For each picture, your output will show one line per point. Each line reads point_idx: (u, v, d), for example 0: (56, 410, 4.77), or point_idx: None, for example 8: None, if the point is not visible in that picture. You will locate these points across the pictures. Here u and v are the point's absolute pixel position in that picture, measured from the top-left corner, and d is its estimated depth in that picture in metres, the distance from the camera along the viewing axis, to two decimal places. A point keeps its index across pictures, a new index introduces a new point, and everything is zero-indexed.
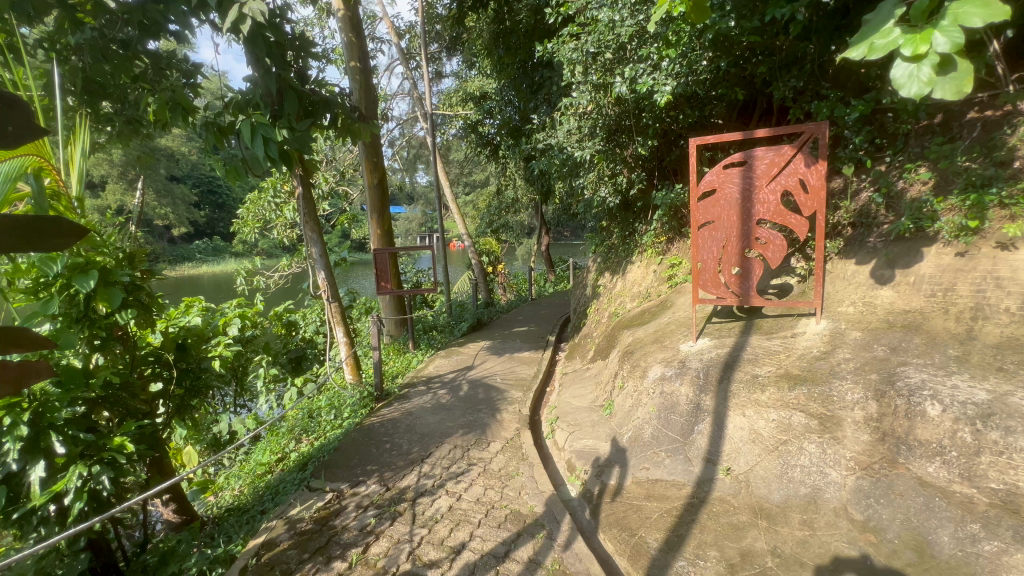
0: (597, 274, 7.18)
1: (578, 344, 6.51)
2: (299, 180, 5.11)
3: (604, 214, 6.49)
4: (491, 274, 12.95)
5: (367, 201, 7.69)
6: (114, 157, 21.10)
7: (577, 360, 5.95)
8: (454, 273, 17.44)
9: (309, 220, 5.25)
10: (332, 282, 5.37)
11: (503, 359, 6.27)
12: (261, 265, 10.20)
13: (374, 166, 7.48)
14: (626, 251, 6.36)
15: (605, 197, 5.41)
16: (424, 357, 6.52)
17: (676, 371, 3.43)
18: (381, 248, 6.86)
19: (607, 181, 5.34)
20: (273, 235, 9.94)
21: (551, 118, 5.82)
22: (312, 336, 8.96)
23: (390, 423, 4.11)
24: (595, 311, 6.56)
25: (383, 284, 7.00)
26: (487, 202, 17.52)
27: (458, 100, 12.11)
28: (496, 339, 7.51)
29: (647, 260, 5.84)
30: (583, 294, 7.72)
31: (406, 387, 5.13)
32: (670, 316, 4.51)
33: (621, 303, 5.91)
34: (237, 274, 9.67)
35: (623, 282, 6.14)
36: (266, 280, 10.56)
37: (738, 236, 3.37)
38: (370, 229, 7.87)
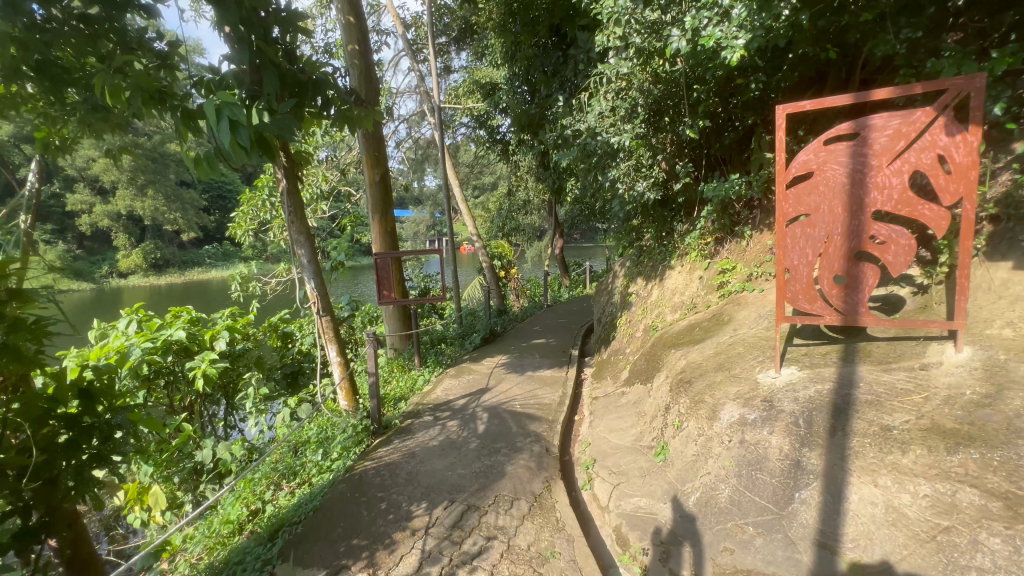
0: (625, 280, 6.37)
1: (607, 361, 5.70)
2: (283, 173, 4.33)
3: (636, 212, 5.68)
4: (503, 279, 12.19)
5: (368, 200, 6.93)
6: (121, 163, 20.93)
7: (609, 381, 5.15)
8: (464, 277, 16.73)
9: (298, 218, 4.46)
10: (324, 292, 4.58)
11: (522, 379, 5.49)
12: (258, 271, 9.52)
13: (376, 161, 6.74)
14: (664, 255, 5.54)
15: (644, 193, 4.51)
16: (431, 377, 5.75)
17: (761, 415, 2.59)
18: (382, 251, 6.10)
19: (640, 172, 4.51)
20: (271, 239, 9.27)
21: (578, 98, 5.01)
22: (309, 349, 8.22)
23: (388, 470, 3.32)
24: (626, 323, 5.75)
25: (385, 293, 6.23)
26: (498, 203, 16.80)
27: (466, 92, 11.38)
28: (512, 353, 6.73)
29: (690, 265, 5.03)
30: (609, 302, 6.91)
31: (410, 416, 4.35)
32: (731, 334, 3.68)
33: (660, 316, 5.09)
34: (232, 280, 9.00)
35: (660, 290, 5.33)
36: (263, 286, 9.88)
37: (844, 234, 2.54)
38: (371, 231, 7.11)
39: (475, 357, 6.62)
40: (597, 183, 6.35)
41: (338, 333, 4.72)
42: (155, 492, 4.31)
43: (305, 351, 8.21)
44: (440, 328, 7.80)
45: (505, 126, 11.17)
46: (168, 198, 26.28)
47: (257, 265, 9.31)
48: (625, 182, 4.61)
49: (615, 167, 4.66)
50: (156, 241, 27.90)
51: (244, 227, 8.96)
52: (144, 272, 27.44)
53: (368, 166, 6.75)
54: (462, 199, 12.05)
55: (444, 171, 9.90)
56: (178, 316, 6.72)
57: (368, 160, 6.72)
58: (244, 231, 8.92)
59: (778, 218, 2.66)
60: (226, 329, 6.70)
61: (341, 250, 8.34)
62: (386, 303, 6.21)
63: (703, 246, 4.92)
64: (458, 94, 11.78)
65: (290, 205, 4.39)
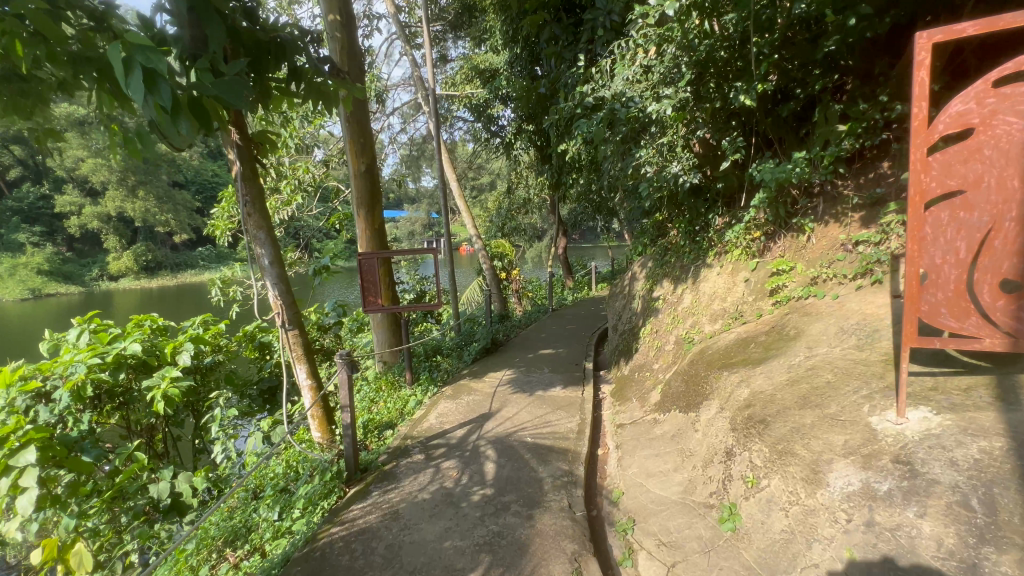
0: (647, 284, 5.56)
1: (630, 378, 4.88)
2: (238, 153, 3.50)
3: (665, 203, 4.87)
4: (504, 281, 11.38)
5: (353, 193, 6.11)
6: None
7: (635, 405, 4.34)
8: (463, 279, 15.95)
9: (258, 209, 3.61)
10: (291, 301, 3.76)
11: (532, 400, 4.67)
12: (239, 273, 8.70)
13: (361, 148, 5.91)
14: (698, 254, 4.73)
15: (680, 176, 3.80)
16: (425, 398, 4.93)
17: (895, 487, 1.78)
18: (366, 251, 5.25)
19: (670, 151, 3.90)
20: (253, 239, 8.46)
21: (600, 64, 4.22)
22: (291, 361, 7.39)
23: (362, 541, 2.51)
24: (651, 333, 4.93)
25: (370, 299, 5.40)
26: (497, 201, 16.02)
27: (464, 78, 10.58)
28: (518, 366, 5.91)
29: (732, 265, 4.22)
30: (626, 308, 6.11)
31: (397, 454, 3.52)
32: (805, 354, 2.87)
33: (696, 326, 4.29)
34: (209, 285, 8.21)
35: (694, 296, 4.52)
36: (245, 290, 9.06)
37: (1020, 218, 1.72)
38: (356, 228, 6.26)
39: (476, 371, 5.80)
40: (616, 172, 5.55)
41: (308, 349, 3.87)
42: (83, 552, 3.61)
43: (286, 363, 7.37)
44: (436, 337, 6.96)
45: (505, 115, 10.38)
46: (159, 199, 25.57)
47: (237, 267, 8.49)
48: (658, 160, 3.96)
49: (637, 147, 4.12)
50: (147, 243, 27.11)
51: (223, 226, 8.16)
52: (134, 275, 26.68)
53: (352, 154, 5.93)
54: (461, 195, 11.20)
55: (438, 162, 9.06)
56: (140, 325, 5.85)
57: (351, 147, 5.91)
58: (221, 231, 8.12)
59: (914, 197, 1.85)
60: (193, 340, 5.87)
61: (325, 251, 7.47)
62: (371, 312, 5.37)
63: (748, 244, 4.11)
64: (455, 82, 10.99)
65: (248, 194, 3.54)
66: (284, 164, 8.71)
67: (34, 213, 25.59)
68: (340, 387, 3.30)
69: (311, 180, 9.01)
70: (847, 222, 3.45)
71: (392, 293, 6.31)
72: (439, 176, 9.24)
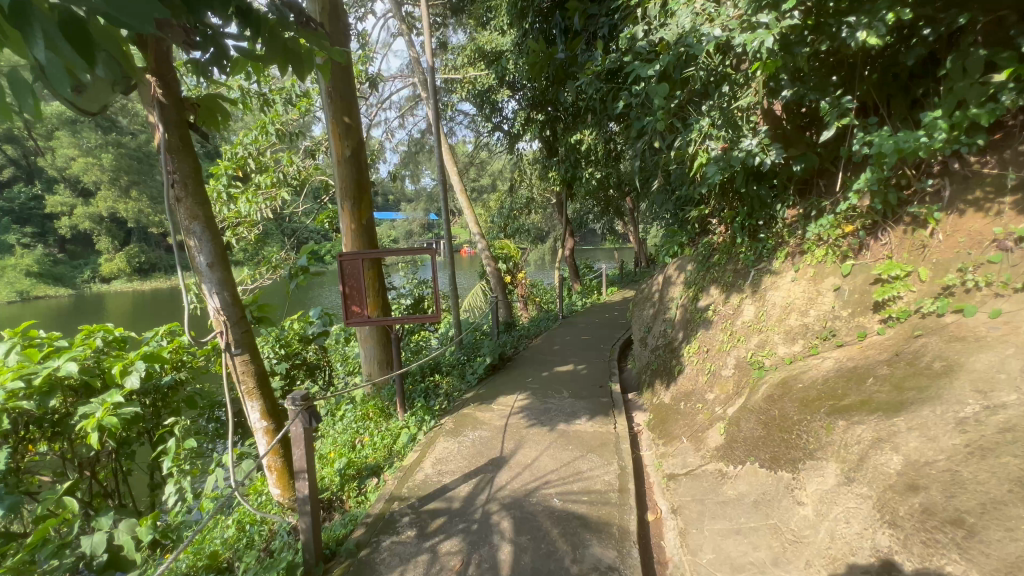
0: (687, 292, 4.64)
1: (674, 408, 3.96)
2: (161, 116, 2.54)
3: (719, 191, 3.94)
4: (509, 284, 10.48)
5: (337, 183, 5.19)
6: None
7: (687, 447, 3.41)
8: (466, 282, 15.08)
9: (190, 190, 2.65)
10: (240, 316, 2.82)
11: (554, 436, 3.76)
12: None
13: (345, 129, 5.02)
14: (761, 256, 3.81)
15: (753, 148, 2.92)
16: (420, 433, 4.01)
17: None
18: (347, 251, 4.31)
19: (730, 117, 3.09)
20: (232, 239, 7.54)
21: (647, 12, 3.32)
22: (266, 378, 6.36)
23: None
24: (699, 352, 4.01)
25: (354, 309, 4.46)
26: (500, 200, 15.11)
27: (467, 61, 9.64)
28: (532, 389, 4.97)
29: (812, 271, 3.31)
30: (658, 319, 5.18)
31: (380, 527, 2.60)
32: (979, 402, 1.93)
33: (765, 348, 3.37)
34: None
35: (757, 308, 3.61)
36: None
37: None
38: (340, 224, 5.31)
39: (481, 394, 4.87)
40: (654, 158, 4.60)
41: (263, 379, 2.93)
42: None
43: None
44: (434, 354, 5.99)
45: (511, 102, 9.44)
46: (152, 199, 24.71)
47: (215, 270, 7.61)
48: (727, 130, 3.06)
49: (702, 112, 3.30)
50: (139, 244, 26.23)
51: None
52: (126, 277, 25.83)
53: (335, 136, 5.05)
54: (463, 191, 10.25)
55: (437, 152, 8.07)
56: (88, 337, 4.81)
57: (334, 127, 5.03)
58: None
59: None
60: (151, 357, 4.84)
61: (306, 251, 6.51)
62: (352, 326, 4.44)
63: (837, 242, 3.19)
64: (456, 67, 10.04)
65: (177, 171, 2.58)
66: (266, 155, 7.80)
67: (24, 214, 24.76)
68: (293, 444, 2.25)
69: (296, 173, 8.09)
70: (996, 210, 2.53)
71: (383, 302, 5.36)
72: (438, 169, 8.26)
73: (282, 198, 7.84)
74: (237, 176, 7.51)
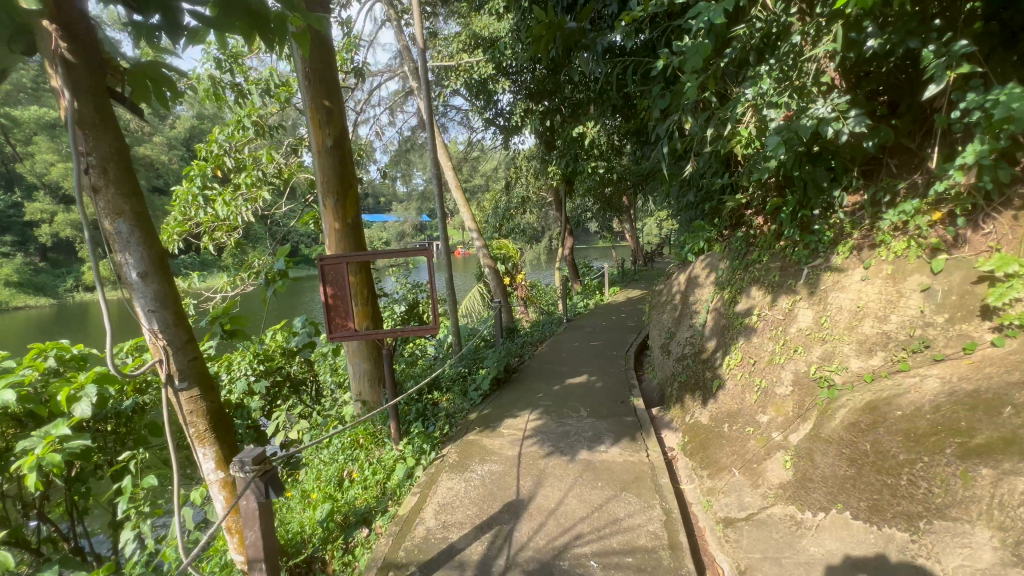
0: (719, 293, 4.08)
1: (716, 431, 3.39)
2: (67, 76, 1.89)
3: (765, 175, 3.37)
4: (508, 286, 9.90)
5: (318, 176, 4.57)
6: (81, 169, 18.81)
7: (741, 482, 2.85)
8: (463, 285, 14.50)
9: (111, 178, 2.01)
10: (185, 339, 2.20)
11: (579, 469, 3.18)
12: (199, 282, 7.29)
13: (325, 113, 4.39)
14: (816, 251, 3.24)
15: (827, 115, 2.35)
16: (420, 468, 3.40)
17: None
18: (327, 254, 3.68)
19: (794, 82, 2.53)
20: (208, 245, 6.84)
21: None
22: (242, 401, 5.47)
23: None
24: (743, 365, 3.45)
25: (338, 320, 3.84)
26: (495, 199, 14.52)
27: (460, 48, 9.01)
28: (544, 407, 4.39)
29: (888, 269, 2.75)
30: (683, 325, 4.62)
31: None
32: None
33: (833, 361, 2.81)
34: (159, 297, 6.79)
35: (817, 314, 3.05)
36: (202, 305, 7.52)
37: None
38: (321, 222, 4.67)
39: (488, 415, 4.27)
40: (685, 142, 4.00)
41: (219, 419, 2.31)
42: None
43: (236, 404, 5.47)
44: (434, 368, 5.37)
45: (508, 92, 8.83)
46: None
47: (194, 277, 7.02)
48: (793, 98, 2.50)
49: (758, 76, 2.73)
50: None
51: (172, 229, 6.56)
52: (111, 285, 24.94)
53: (314, 122, 4.44)
54: (459, 188, 9.60)
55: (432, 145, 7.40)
56: (38, 354, 3.71)
57: (313, 112, 4.42)
58: (167, 237, 6.50)
59: None
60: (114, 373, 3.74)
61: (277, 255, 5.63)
62: (335, 341, 3.83)
63: (922, 232, 2.63)
64: (448, 54, 9.41)
65: (91, 152, 1.95)
66: (245, 153, 7.10)
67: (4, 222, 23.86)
68: (246, 521, 1.73)
69: (277, 171, 7.43)
70: None
71: (372, 311, 4.75)
72: (432, 165, 7.55)
73: (263, 198, 7.16)
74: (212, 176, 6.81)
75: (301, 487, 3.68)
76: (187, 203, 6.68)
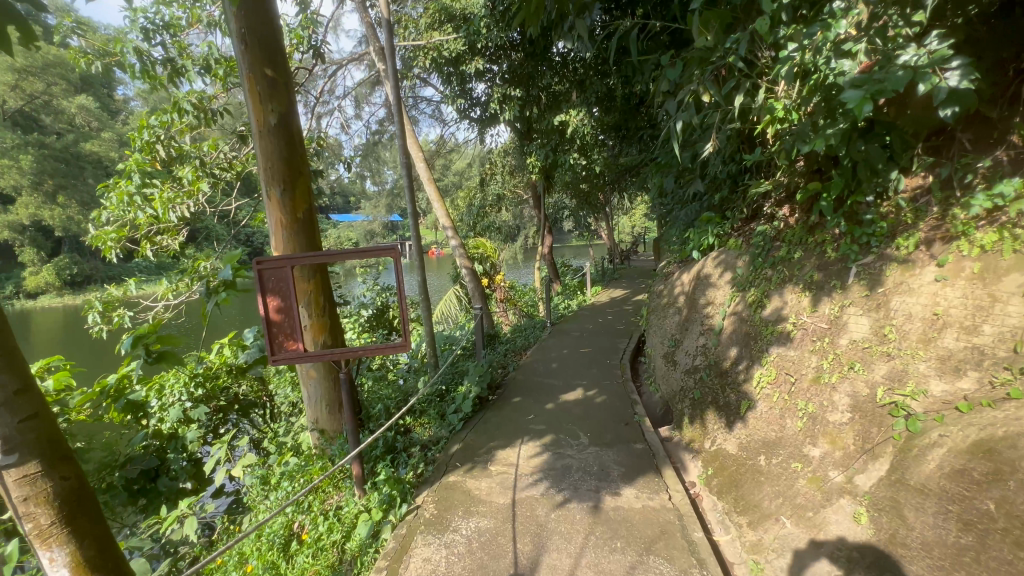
0: (737, 296, 3.52)
1: (750, 464, 2.81)
2: None
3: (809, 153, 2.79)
4: (487, 287, 9.23)
5: (260, 162, 3.78)
6: (17, 165, 17.24)
7: (795, 536, 2.28)
8: (437, 287, 13.74)
9: None
10: (19, 388, 1.44)
11: (591, 521, 2.56)
12: (134, 289, 6.33)
13: (267, 86, 3.65)
14: (867, 246, 2.70)
15: (923, 60, 1.75)
16: (389, 527, 2.69)
17: None
18: (268, 256, 2.93)
19: (873, 22, 1.93)
20: (148, 250, 5.78)
21: None
22: (176, 430, 4.54)
23: None
24: (778, 383, 2.88)
25: (283, 339, 3.06)
26: (469, 196, 13.77)
27: (429, 26, 8.22)
28: (536, 433, 3.74)
29: (972, 267, 2.21)
30: (691, 332, 4.05)
31: None
32: None
33: (906, 382, 2.26)
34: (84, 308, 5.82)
35: (876, 323, 2.50)
36: (140, 315, 6.57)
37: None
38: (265, 217, 3.87)
39: (471, 445, 3.59)
40: (700, 122, 3.41)
41: (79, 501, 1.56)
42: None
43: (168, 435, 4.50)
44: (406, 388, 4.62)
45: (484, 75, 8.10)
46: None
47: (128, 284, 6.06)
48: (876, 41, 1.90)
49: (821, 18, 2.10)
50: (75, 254, 23.66)
51: (107, 235, 5.36)
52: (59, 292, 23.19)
53: (254, 95, 3.65)
54: (430, 182, 8.86)
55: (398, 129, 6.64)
56: None
57: (252, 82, 3.64)
58: (101, 241, 5.32)
59: None
60: None
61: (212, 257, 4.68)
62: (279, 363, 3.05)
63: (1018, 220, 2.09)
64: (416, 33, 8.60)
65: None
66: (185, 144, 6.06)
67: None
68: None
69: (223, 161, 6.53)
70: None
71: (331, 323, 3.99)
72: (400, 155, 6.72)
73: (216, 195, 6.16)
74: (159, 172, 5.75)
75: (239, 549, 2.91)
76: (123, 205, 5.49)
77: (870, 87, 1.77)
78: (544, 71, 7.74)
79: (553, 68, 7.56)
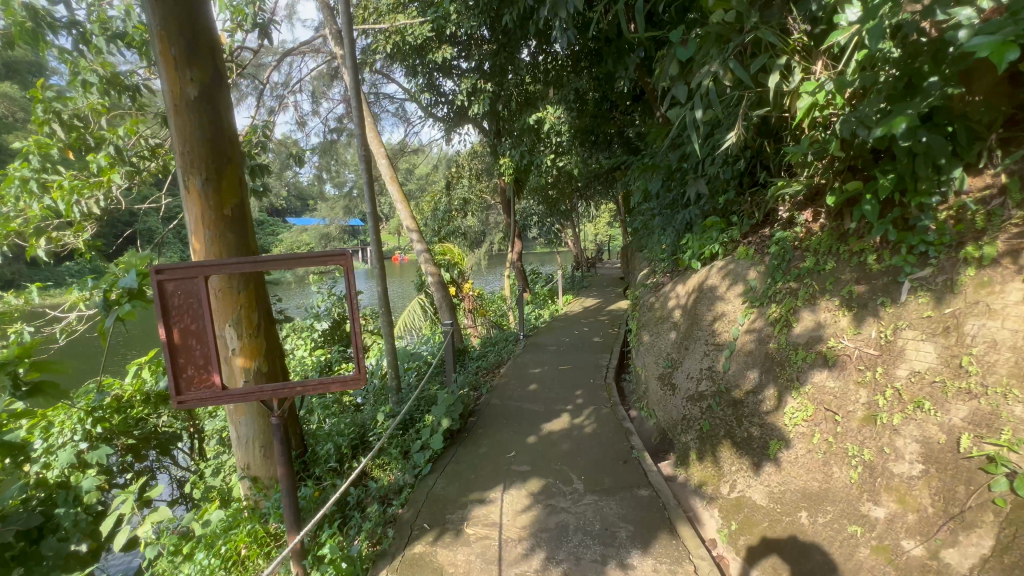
0: (754, 313, 3.06)
1: (790, 522, 2.32)
2: None
3: (858, 144, 2.33)
4: (455, 296, 8.55)
5: (176, 144, 2.99)
6: None
7: None
8: (400, 296, 12.89)
9: None
10: None
11: None
12: (36, 298, 5.30)
13: (185, 47, 2.89)
14: (923, 257, 2.27)
15: None
16: None
17: None
18: (167, 265, 2.17)
19: None
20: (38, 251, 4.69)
21: None
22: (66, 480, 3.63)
23: None
24: (819, 421, 2.41)
25: (194, 377, 2.27)
26: (434, 200, 13.04)
27: (393, 7, 7.51)
28: (520, 479, 3.13)
29: None
30: (692, 353, 3.56)
31: None
32: None
33: (997, 428, 1.80)
34: None
35: (945, 350, 2.05)
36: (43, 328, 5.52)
37: None
38: (183, 213, 3.07)
39: (442, 496, 3.00)
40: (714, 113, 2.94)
41: None
42: None
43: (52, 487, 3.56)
44: (364, 421, 3.92)
45: (453, 62, 7.46)
46: None
47: (27, 293, 5.04)
48: None
49: None
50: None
51: None
52: None
53: (167, 59, 2.88)
54: (393, 180, 7.79)
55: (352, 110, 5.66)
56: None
57: (165, 43, 2.86)
58: None
59: None
60: None
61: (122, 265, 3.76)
62: (187, 408, 2.25)
63: None
64: (379, 16, 7.87)
65: None
66: (104, 124, 5.01)
67: None
68: None
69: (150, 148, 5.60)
70: None
71: (267, 344, 3.25)
72: (360, 149, 5.98)
73: (139, 187, 5.10)
74: (66, 158, 4.77)
75: None
76: (15, 194, 4.50)
77: (1015, 29, 1.31)
78: (509, 75, 7.51)
79: (519, 72, 7.39)
